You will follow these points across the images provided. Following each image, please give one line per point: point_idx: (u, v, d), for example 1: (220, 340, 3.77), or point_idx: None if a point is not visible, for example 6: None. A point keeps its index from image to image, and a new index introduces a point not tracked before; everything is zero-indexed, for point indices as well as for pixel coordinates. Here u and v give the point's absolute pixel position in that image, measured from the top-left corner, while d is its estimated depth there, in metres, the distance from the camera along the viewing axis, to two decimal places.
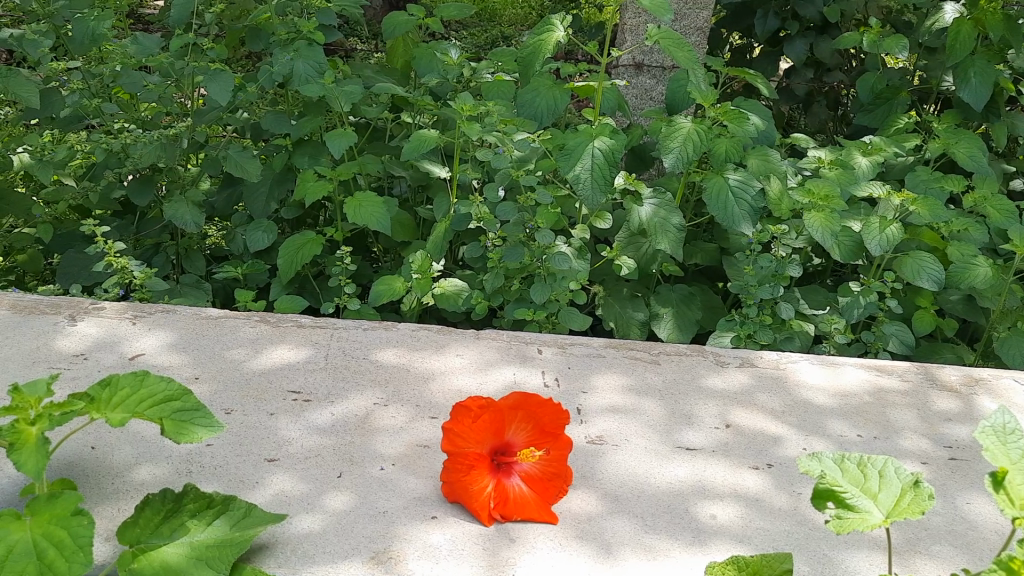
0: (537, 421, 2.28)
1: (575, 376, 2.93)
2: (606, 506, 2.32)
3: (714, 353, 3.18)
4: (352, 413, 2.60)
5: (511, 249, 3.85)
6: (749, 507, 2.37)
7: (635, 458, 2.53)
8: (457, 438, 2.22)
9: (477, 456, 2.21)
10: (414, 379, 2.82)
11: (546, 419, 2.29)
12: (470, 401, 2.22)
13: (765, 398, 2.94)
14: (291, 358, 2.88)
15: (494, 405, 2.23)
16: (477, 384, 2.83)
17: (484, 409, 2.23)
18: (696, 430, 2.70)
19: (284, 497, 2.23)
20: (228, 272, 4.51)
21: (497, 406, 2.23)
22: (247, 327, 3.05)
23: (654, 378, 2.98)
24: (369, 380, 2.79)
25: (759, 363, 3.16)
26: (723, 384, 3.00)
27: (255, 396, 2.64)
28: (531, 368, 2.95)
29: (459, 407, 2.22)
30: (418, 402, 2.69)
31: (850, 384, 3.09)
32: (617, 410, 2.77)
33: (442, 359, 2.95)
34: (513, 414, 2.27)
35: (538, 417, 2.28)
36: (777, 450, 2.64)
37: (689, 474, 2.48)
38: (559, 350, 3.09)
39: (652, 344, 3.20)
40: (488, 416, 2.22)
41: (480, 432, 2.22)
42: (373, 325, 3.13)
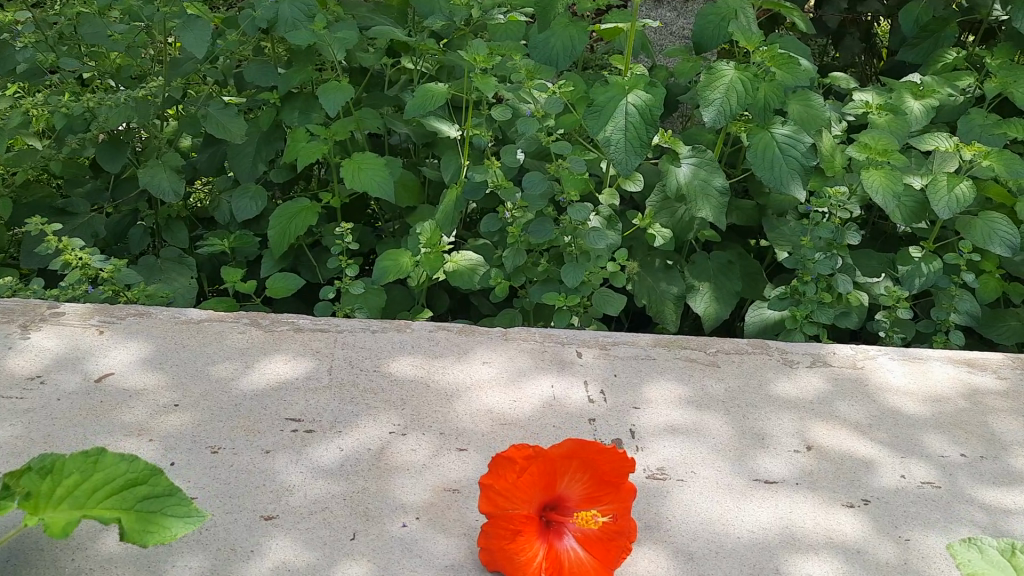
0: (595, 469, 1.85)
1: (624, 387, 2.49)
2: (680, 569, 1.90)
3: (779, 351, 2.74)
4: (364, 448, 2.17)
5: (538, 224, 3.37)
6: (851, 562, 1.96)
7: (706, 497, 2.12)
8: (501, 496, 1.79)
9: (525, 517, 1.80)
10: (435, 397, 2.37)
11: (606, 468, 1.85)
12: (514, 450, 1.79)
13: (846, 407, 2.52)
14: (289, 374, 2.43)
15: (543, 455, 1.80)
16: (509, 401, 2.38)
17: (531, 459, 1.79)
18: (772, 456, 2.28)
19: (286, 572, 1.80)
20: (213, 245, 4.02)
21: (546, 455, 1.80)
22: (235, 334, 2.59)
23: (715, 388, 2.54)
24: (382, 401, 2.34)
25: (833, 361, 2.72)
26: (795, 391, 2.56)
27: (247, 428, 2.20)
28: (571, 377, 2.51)
29: (499, 458, 1.79)
30: (442, 428, 2.26)
31: (941, 386, 2.66)
32: (678, 431, 2.34)
33: (466, 369, 2.50)
34: (567, 464, 1.83)
35: (596, 465, 1.84)
36: (872, 481, 2.22)
37: (773, 518, 2.07)
38: (601, 353, 2.63)
39: (707, 341, 2.76)
40: (537, 467, 1.79)
41: (528, 488, 1.79)
42: (382, 326, 2.67)
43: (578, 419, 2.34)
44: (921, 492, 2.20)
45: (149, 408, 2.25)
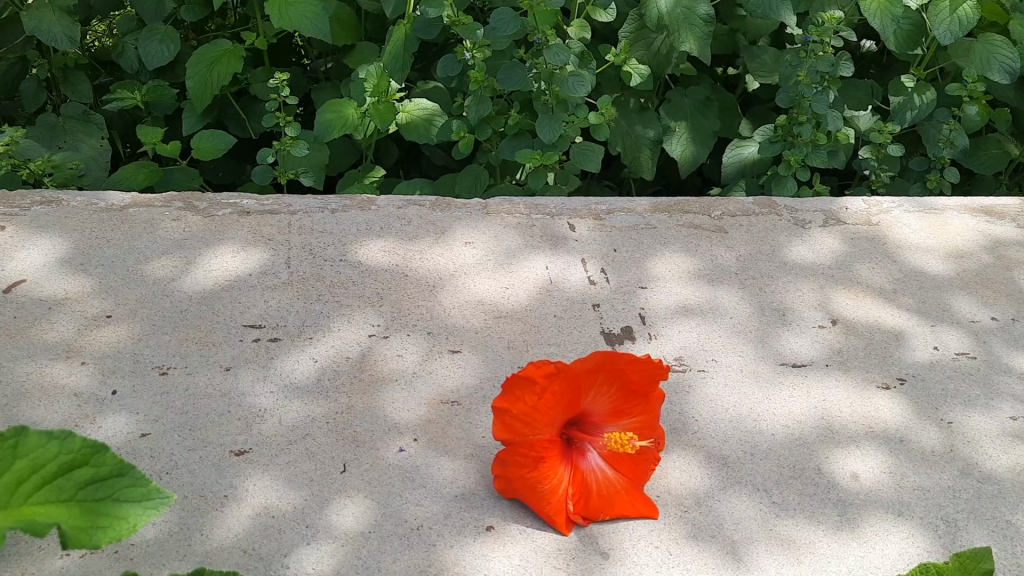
0: (623, 380, 1.59)
1: (628, 266, 2.21)
2: (717, 477, 1.70)
3: (789, 210, 2.48)
4: (342, 357, 1.86)
5: (508, 70, 2.95)
6: (896, 453, 1.79)
7: (733, 390, 1.90)
8: (519, 421, 1.53)
9: (547, 441, 1.55)
10: (416, 290, 2.06)
11: (636, 378, 1.59)
12: (533, 368, 1.51)
13: (867, 271, 2.29)
14: (240, 269, 2.05)
15: (566, 371, 1.52)
16: (501, 290, 2.09)
17: (553, 377, 1.52)
18: (796, 333, 2.07)
19: (270, 520, 1.52)
20: (124, 99, 3.46)
21: (570, 371, 1.52)
22: (168, 222, 2.17)
23: (726, 258, 2.28)
24: (356, 298, 2.01)
25: (846, 218, 2.47)
26: (811, 256, 2.32)
27: (199, 340, 1.85)
28: (567, 257, 2.22)
29: (516, 377, 1.51)
30: (430, 328, 1.96)
31: (962, 241, 2.43)
32: (693, 313, 2.09)
33: (448, 252, 2.18)
34: (592, 378, 1.57)
35: (624, 375, 1.58)
36: (904, 355, 2.03)
37: (806, 408, 1.87)
38: (596, 225, 2.34)
39: (710, 203, 2.48)
40: (559, 385, 1.52)
41: (550, 409, 1.53)
42: (343, 206, 2.29)
43: (580, 306, 2.07)
44: (957, 365, 2.01)
45: (76, 322, 1.86)
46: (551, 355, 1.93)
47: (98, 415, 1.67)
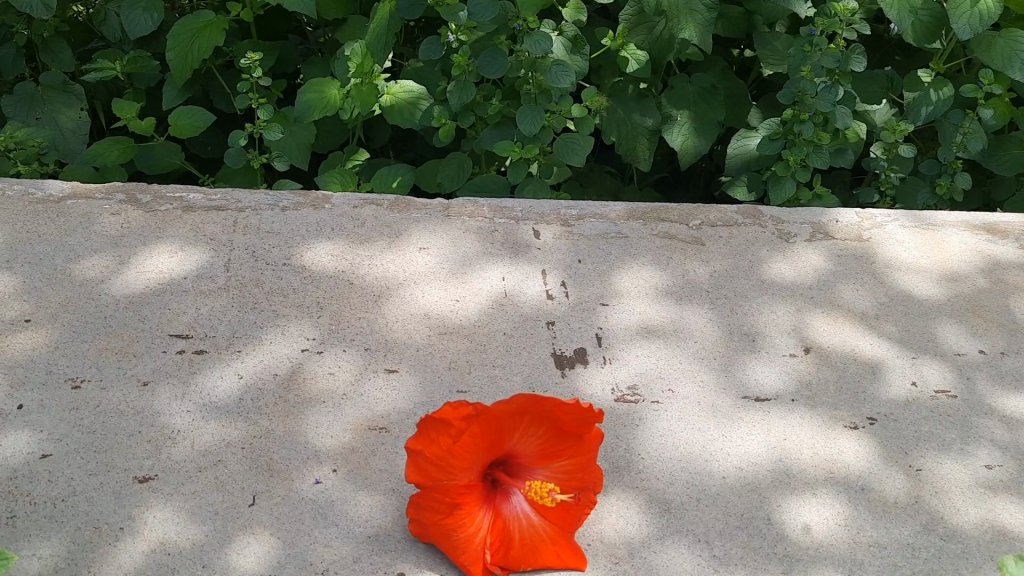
0: (554, 422, 1.46)
1: (590, 280, 2.07)
2: (657, 525, 1.58)
3: (774, 221, 2.33)
4: (269, 374, 1.75)
5: (489, 56, 2.79)
6: (855, 503, 1.64)
7: (687, 425, 1.77)
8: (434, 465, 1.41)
9: (465, 486, 1.43)
10: (358, 300, 1.93)
11: (567, 421, 1.46)
12: (450, 410, 1.39)
13: (850, 293, 2.13)
14: (175, 271, 1.95)
15: (487, 413, 1.40)
16: (450, 303, 1.96)
17: (472, 419, 1.40)
18: (764, 362, 1.93)
19: (164, 557, 1.43)
20: (103, 70, 3.28)
21: (490, 414, 1.40)
22: (106, 217, 2.07)
23: (699, 274, 2.14)
24: (293, 307, 1.89)
25: (835, 233, 2.31)
26: (791, 275, 2.17)
27: (120, 350, 1.76)
28: (526, 267, 2.08)
29: (430, 419, 1.39)
30: (368, 343, 1.84)
31: (958, 263, 2.25)
32: (654, 334, 1.95)
33: (400, 258, 2.05)
34: (517, 420, 1.44)
35: (554, 416, 1.45)
36: (880, 390, 1.87)
37: (764, 448, 1.74)
38: (563, 232, 2.20)
39: (689, 212, 2.34)
40: (479, 428, 1.40)
41: (468, 452, 1.41)
42: (295, 203, 2.17)
43: (533, 324, 1.93)
44: (934, 404, 1.85)
45: None
46: (494, 377, 1.80)
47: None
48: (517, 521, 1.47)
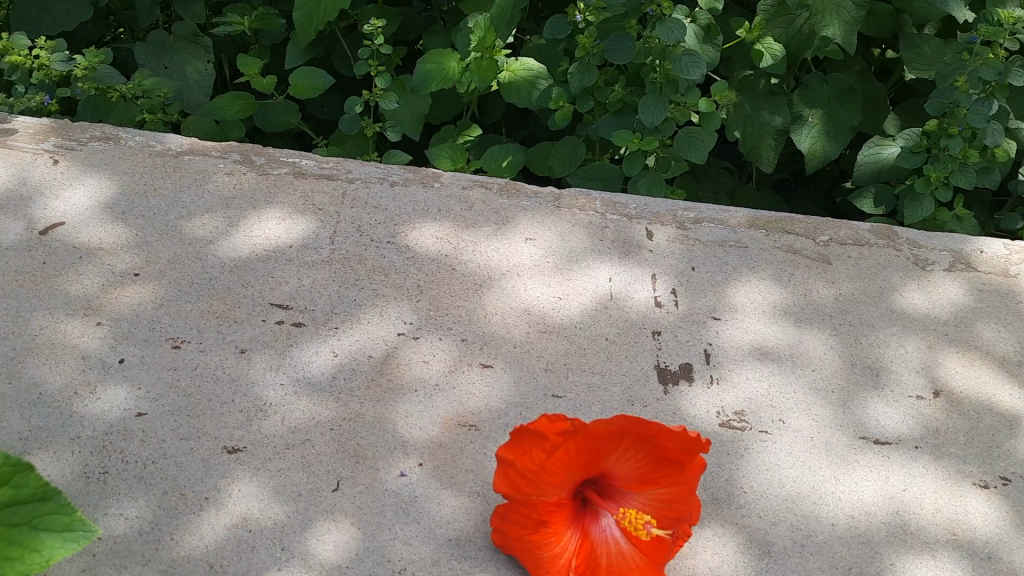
0: (655, 446, 1.37)
1: (703, 290, 1.95)
2: (755, 569, 1.48)
3: (910, 244, 2.13)
4: (363, 356, 1.71)
5: (616, 41, 2.66)
6: (980, 574, 1.49)
7: (796, 461, 1.64)
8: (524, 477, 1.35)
9: (554, 504, 1.36)
10: (460, 287, 1.87)
11: (670, 447, 1.36)
12: (546, 422, 1.32)
13: (990, 333, 1.93)
14: (281, 239, 1.93)
15: (585, 430, 1.33)
16: (554, 300, 1.87)
17: (568, 435, 1.33)
18: (888, 401, 1.77)
19: (246, 534, 1.41)
20: (231, 24, 3.30)
21: (589, 432, 1.33)
22: (220, 176, 2.06)
23: (823, 296, 1.98)
24: (394, 288, 1.85)
25: (979, 263, 2.10)
26: (925, 306, 1.98)
27: (220, 314, 1.75)
28: (636, 269, 1.97)
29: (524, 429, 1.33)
30: (465, 334, 1.78)
31: None
32: (768, 357, 1.83)
33: (506, 247, 1.97)
34: (617, 441, 1.35)
35: (656, 441, 1.36)
36: (1017, 447, 1.69)
37: (880, 497, 1.60)
38: (678, 235, 2.07)
39: (817, 225, 2.16)
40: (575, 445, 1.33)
41: (561, 468, 1.34)
42: (404, 178, 2.12)
43: (638, 332, 1.83)
44: None
45: (103, 277, 1.79)
46: (592, 385, 1.72)
47: (99, 384, 1.60)
48: (604, 546, 1.39)
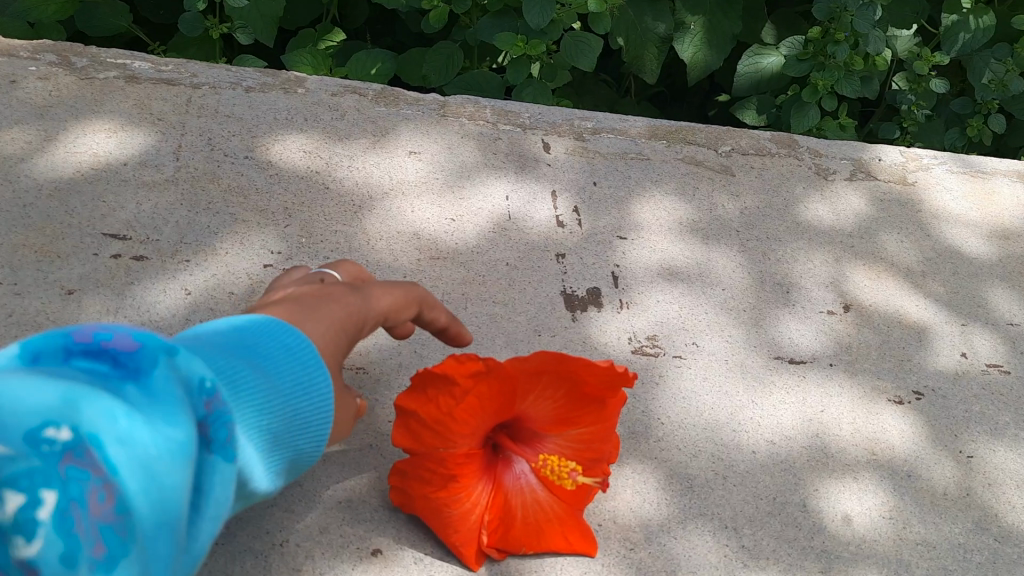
0: (575, 382, 1.21)
1: (607, 207, 1.78)
2: (679, 506, 1.35)
3: (811, 154, 2.04)
4: (223, 293, 1.44)
5: None
6: (901, 493, 1.44)
7: (714, 387, 1.53)
8: (429, 427, 1.16)
9: (464, 455, 1.17)
10: (336, 208, 1.61)
11: (591, 383, 1.21)
12: (455, 363, 1.14)
13: (894, 244, 1.87)
14: (113, 156, 1.60)
15: (500, 370, 1.15)
16: (445, 221, 1.65)
17: (481, 377, 1.14)
18: (800, 319, 1.68)
19: None
20: None
21: (503, 372, 1.15)
22: (30, 81, 1.70)
23: (729, 209, 1.86)
24: (255, 211, 1.57)
25: (878, 173, 2.04)
26: (830, 218, 1.90)
27: (40, 249, 1.43)
28: (534, 185, 1.78)
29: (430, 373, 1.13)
30: (345, 263, 1.53)
31: (1009, 218, 2.01)
32: (678, 277, 1.69)
33: (387, 162, 1.72)
34: (533, 381, 1.19)
35: (577, 376, 1.20)
36: (926, 360, 1.65)
37: (799, 420, 1.51)
38: (577, 147, 1.89)
39: (719, 134, 2.03)
40: (487, 388, 1.15)
41: (472, 415, 1.16)
42: (261, 83, 1.82)
43: (540, 256, 1.65)
44: (986, 381, 1.64)
45: None
46: (493, 317, 1.53)
47: None
48: (520, 496, 1.22)
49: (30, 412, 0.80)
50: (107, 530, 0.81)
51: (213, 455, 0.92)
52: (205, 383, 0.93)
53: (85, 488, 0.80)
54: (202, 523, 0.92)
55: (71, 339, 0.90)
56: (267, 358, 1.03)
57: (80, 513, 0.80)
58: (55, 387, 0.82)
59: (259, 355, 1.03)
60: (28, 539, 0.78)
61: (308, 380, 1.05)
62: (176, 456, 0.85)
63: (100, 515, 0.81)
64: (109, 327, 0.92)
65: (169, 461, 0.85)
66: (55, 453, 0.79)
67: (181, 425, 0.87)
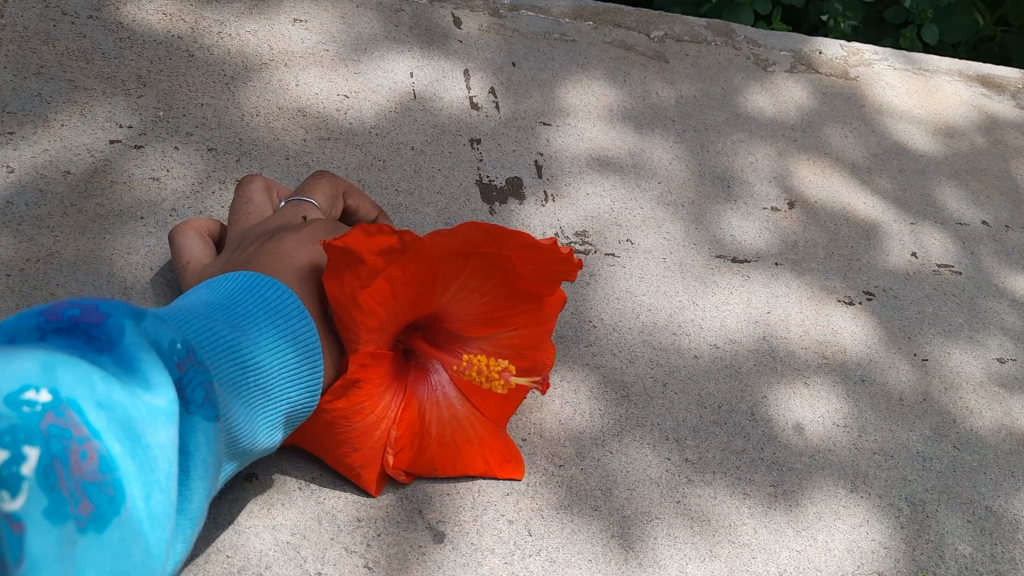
0: (507, 274, 1.00)
1: (528, 90, 1.56)
2: (614, 417, 1.17)
3: (749, 43, 1.85)
4: (56, 172, 1.16)
5: None
6: (855, 398, 1.29)
7: (651, 286, 1.35)
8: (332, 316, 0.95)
9: (371, 356, 0.95)
10: (204, 79, 1.34)
11: (526, 273, 1.00)
12: (362, 236, 0.92)
13: (839, 138, 1.72)
14: None
15: (417, 248, 0.93)
16: (338, 98, 1.40)
17: (394, 255, 0.93)
18: (742, 214, 1.51)
19: None
20: None
21: (422, 250, 0.94)
22: None
23: (663, 98, 1.66)
24: (100, 79, 1.29)
25: (819, 65, 1.87)
26: (771, 110, 1.73)
27: None
28: (442, 61, 1.54)
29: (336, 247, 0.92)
30: (214, 141, 1.27)
31: (953, 116, 1.88)
32: (610, 167, 1.49)
33: (267, 30, 1.45)
34: (458, 267, 0.97)
35: (509, 266, 0.99)
36: (876, 259, 1.51)
37: (744, 322, 1.34)
38: (492, 24, 1.65)
39: (651, 17, 1.81)
40: (401, 271, 0.94)
41: (383, 305, 0.95)
42: None
43: (451, 140, 1.42)
44: (938, 281, 1.50)
45: None
46: (397, 207, 1.29)
47: None
48: (435, 411, 1.01)
49: (6, 376, 0.69)
50: (95, 486, 0.71)
51: (195, 415, 0.82)
52: (177, 344, 0.84)
53: (69, 445, 0.70)
54: (195, 484, 0.82)
55: (41, 315, 0.78)
56: (247, 315, 0.92)
57: (64, 471, 0.70)
58: (30, 354, 0.72)
59: (236, 313, 0.92)
60: (12, 493, 0.68)
61: (289, 329, 0.94)
62: (157, 418, 0.77)
63: (87, 473, 0.71)
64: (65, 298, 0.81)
65: (153, 417, 0.77)
66: (37, 413, 0.69)
67: (162, 387, 0.79)
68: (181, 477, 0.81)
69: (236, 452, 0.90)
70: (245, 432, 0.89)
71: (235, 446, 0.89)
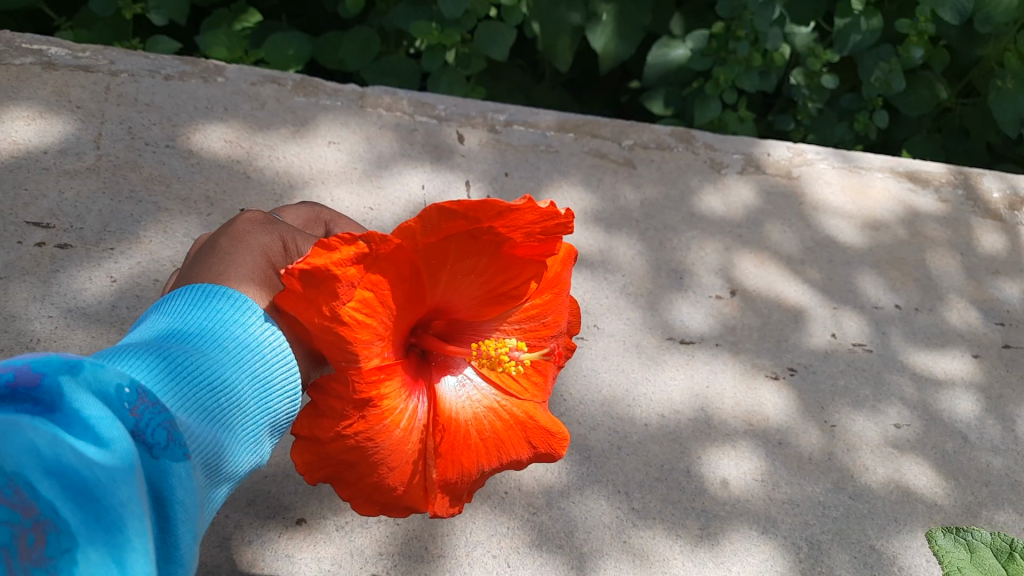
0: (496, 245, 1.18)
1: (517, 197, 1.90)
2: (577, 474, 1.50)
3: (706, 148, 2.19)
4: (148, 280, 1.51)
5: None
6: (772, 458, 1.62)
7: (612, 365, 1.68)
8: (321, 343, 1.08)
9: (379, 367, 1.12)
10: (258, 198, 1.69)
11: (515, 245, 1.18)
12: (324, 252, 1.03)
13: (777, 234, 2.06)
14: (34, 143, 1.64)
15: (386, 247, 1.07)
16: (364, 210, 1.75)
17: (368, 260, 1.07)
18: (691, 302, 1.85)
19: None
20: None
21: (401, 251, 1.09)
22: None
23: (630, 201, 2.00)
24: (177, 200, 1.64)
25: (766, 166, 2.21)
26: (721, 209, 2.07)
27: None
28: (448, 175, 1.88)
29: (300, 272, 1.03)
30: None
31: (880, 210, 2.21)
32: (582, 264, 1.84)
33: (306, 153, 1.80)
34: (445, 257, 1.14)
35: (490, 238, 1.15)
36: (799, 339, 1.84)
37: (687, 395, 1.68)
38: (489, 140, 2.00)
39: (623, 127, 2.16)
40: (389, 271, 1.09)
41: (371, 314, 1.10)
42: (181, 71, 1.86)
43: None
44: (851, 358, 1.83)
45: None
46: None
47: None
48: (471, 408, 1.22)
49: None
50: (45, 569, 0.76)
51: (162, 459, 0.87)
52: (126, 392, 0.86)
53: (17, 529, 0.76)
54: (178, 526, 0.88)
55: None
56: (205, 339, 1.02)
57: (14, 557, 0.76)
58: None
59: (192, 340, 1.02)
60: None
61: (251, 340, 1.05)
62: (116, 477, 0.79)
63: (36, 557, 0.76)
64: (0, 363, 0.81)
65: (111, 478, 0.78)
66: None
67: (118, 445, 0.80)
68: (165, 520, 0.88)
69: (222, 476, 1.01)
70: (229, 451, 1.02)
71: (220, 468, 1.01)
